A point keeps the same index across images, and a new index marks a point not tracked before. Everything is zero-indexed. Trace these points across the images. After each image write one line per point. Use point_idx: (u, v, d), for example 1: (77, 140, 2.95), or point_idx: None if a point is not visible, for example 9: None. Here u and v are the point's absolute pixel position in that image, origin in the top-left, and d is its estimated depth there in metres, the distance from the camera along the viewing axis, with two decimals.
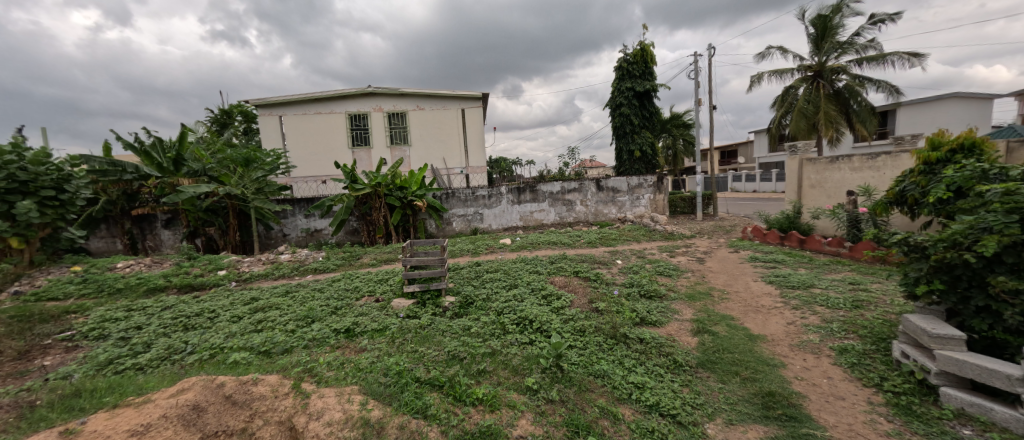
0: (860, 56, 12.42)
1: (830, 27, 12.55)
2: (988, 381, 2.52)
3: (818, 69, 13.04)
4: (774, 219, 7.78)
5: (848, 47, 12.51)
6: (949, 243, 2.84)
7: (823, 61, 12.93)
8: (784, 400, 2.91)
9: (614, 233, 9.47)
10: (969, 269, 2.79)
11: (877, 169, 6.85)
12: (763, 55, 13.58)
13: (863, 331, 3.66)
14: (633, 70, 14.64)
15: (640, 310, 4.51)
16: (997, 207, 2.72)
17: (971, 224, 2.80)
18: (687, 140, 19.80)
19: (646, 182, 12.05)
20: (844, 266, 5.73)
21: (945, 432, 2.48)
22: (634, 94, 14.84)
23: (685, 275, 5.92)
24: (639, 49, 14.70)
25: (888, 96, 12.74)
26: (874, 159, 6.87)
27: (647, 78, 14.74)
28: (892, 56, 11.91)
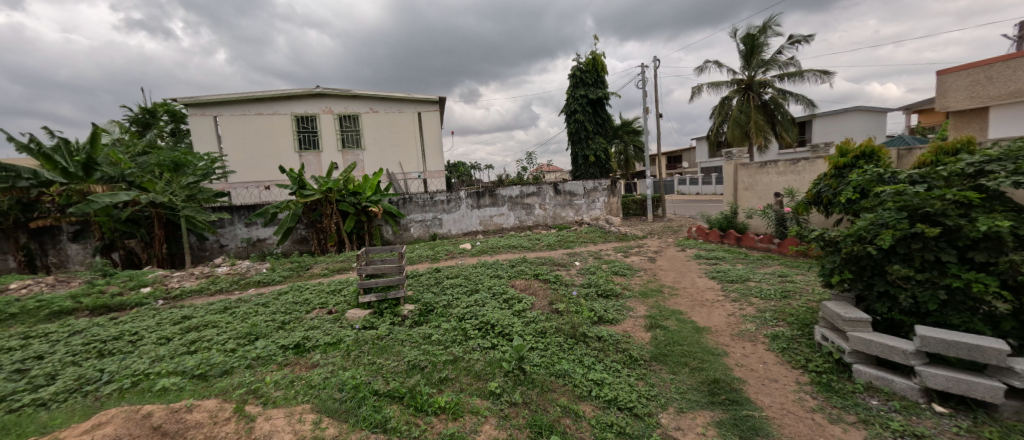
0: (782, 72, 13.70)
1: (757, 45, 13.74)
2: (890, 356, 2.87)
3: (748, 82, 14.20)
4: (715, 219, 8.38)
5: (772, 64, 13.75)
6: (855, 238, 3.24)
7: (753, 75, 14.09)
8: (727, 385, 3.16)
9: (572, 235, 9.76)
10: (872, 260, 3.20)
11: (798, 173, 7.54)
12: (701, 69, 14.57)
13: (791, 318, 4.06)
14: (586, 78, 15.22)
15: (597, 309, 4.69)
16: (891, 205, 3.12)
17: (872, 220, 3.19)
18: (637, 146, 20.80)
19: (600, 186, 12.53)
20: (774, 260, 6.31)
21: (858, 403, 2.81)
22: (588, 101, 15.37)
23: (638, 274, 6.23)
24: (591, 58, 15.24)
25: (805, 109, 14.15)
26: (795, 164, 7.57)
27: (599, 86, 15.32)
28: (807, 73, 13.25)
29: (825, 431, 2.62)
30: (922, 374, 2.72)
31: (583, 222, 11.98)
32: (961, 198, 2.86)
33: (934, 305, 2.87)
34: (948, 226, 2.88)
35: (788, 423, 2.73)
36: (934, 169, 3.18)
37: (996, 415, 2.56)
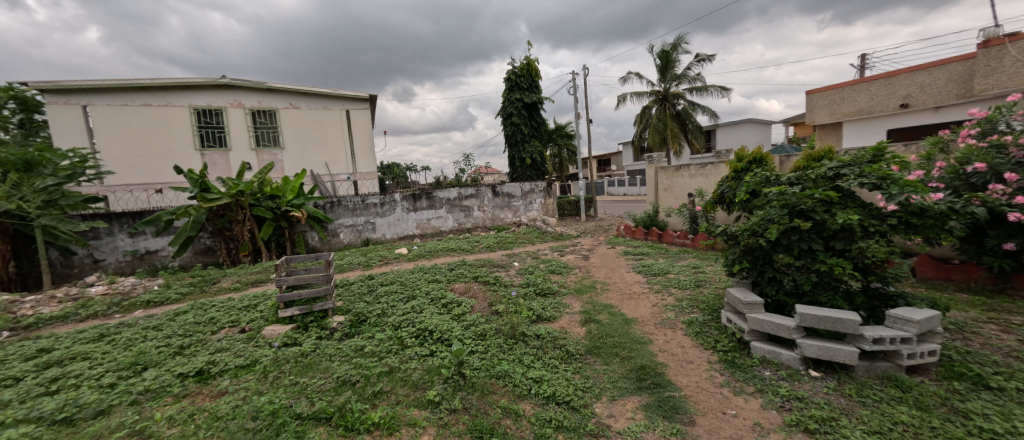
0: (691, 86, 15.20)
1: (671, 60, 15.10)
2: (778, 332, 3.35)
3: (664, 93, 15.52)
4: (640, 218, 9.07)
5: (683, 78, 15.18)
6: (750, 232, 3.72)
7: (668, 87, 15.43)
8: (652, 371, 3.45)
9: (511, 236, 9.95)
10: (763, 250, 3.72)
11: (706, 175, 8.43)
12: (625, 79, 15.63)
13: (703, 305, 4.55)
14: (521, 83, 15.58)
15: (535, 308, 4.84)
16: (776, 203, 3.63)
17: (762, 217, 3.69)
18: (570, 150, 21.74)
19: (537, 188, 12.92)
20: (689, 253, 7.01)
21: (755, 375, 3.25)
22: (523, 105, 15.75)
23: (573, 271, 6.53)
24: (525, 63, 15.63)
25: (710, 119, 15.82)
26: (704, 168, 8.45)
27: (533, 91, 15.79)
28: (711, 88, 14.84)
29: (731, 403, 2.99)
30: (801, 345, 3.20)
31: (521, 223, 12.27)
32: (824, 197, 3.43)
33: (810, 286, 3.42)
34: (817, 220, 3.44)
35: (702, 399, 3.07)
36: (805, 172, 3.77)
37: (854, 373, 3.11)
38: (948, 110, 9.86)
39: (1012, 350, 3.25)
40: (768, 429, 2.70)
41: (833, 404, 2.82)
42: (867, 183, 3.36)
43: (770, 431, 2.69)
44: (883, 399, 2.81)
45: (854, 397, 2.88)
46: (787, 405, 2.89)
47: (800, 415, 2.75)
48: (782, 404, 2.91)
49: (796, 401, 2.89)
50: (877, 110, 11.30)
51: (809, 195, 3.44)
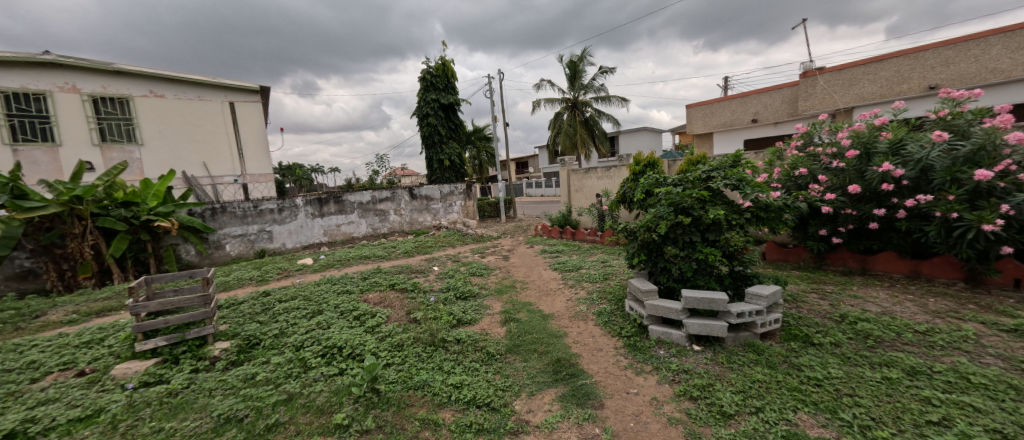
0: (597, 96, 16.46)
1: (578, 70, 16.20)
2: (669, 315, 3.82)
3: (573, 101, 16.55)
4: (556, 218, 9.57)
5: (589, 88, 16.37)
6: (646, 228, 4.18)
7: (577, 95, 16.51)
8: (567, 362, 3.68)
9: (431, 239, 9.78)
10: (655, 243, 4.22)
11: (612, 177, 9.21)
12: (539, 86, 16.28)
13: (610, 295, 4.98)
14: (436, 83, 15.38)
15: (455, 311, 4.85)
16: (665, 202, 4.13)
17: (654, 214, 4.17)
18: (489, 152, 22.01)
19: (456, 190, 12.90)
20: (599, 249, 7.60)
21: (652, 355, 3.67)
22: (440, 105, 15.59)
23: (494, 272, 6.66)
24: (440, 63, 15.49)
25: (613, 126, 17.28)
26: (609, 170, 9.23)
27: (449, 92, 15.73)
28: (613, 98, 16.23)
29: (634, 382, 3.35)
30: (685, 324, 3.70)
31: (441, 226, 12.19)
32: (699, 195, 3.97)
33: (691, 273, 3.98)
34: (694, 216, 3.97)
35: (609, 382, 3.38)
36: (685, 174, 4.31)
37: (725, 343, 3.68)
38: (785, 125, 12.81)
39: (828, 312, 4.14)
40: (662, 402, 3.08)
41: (711, 372, 3.32)
42: (730, 184, 3.96)
43: (664, 402, 3.07)
44: (746, 362, 3.39)
45: (725, 364, 3.41)
46: (676, 378, 3.33)
47: (687, 385, 3.19)
48: (673, 377, 3.33)
49: (684, 374, 3.34)
50: (738, 124, 13.91)
51: (688, 195, 3.95)
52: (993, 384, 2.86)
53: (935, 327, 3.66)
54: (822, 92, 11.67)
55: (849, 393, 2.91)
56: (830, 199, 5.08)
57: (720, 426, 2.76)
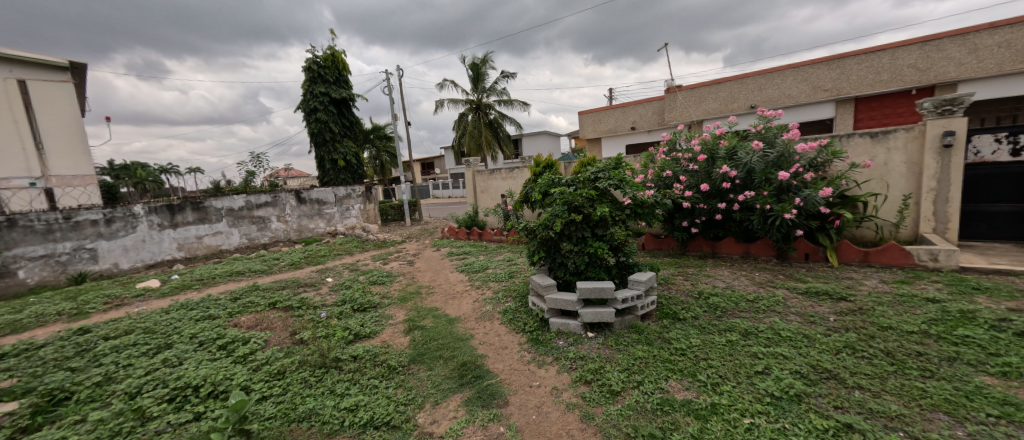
0: (500, 99, 16.85)
1: (481, 73, 16.43)
2: (566, 307, 4.06)
3: (477, 103, 16.70)
4: (462, 219, 9.56)
5: (492, 91, 16.70)
6: (545, 226, 4.37)
7: (480, 98, 16.70)
8: (473, 365, 3.66)
9: (324, 248, 9.04)
10: (553, 241, 4.45)
11: (515, 178, 9.50)
12: (441, 85, 16.11)
13: (515, 293, 5.14)
14: (325, 75, 14.18)
15: (350, 325, 4.52)
16: (560, 202, 4.35)
17: (550, 214, 4.38)
18: (390, 153, 20.88)
19: (354, 193, 12.26)
20: (506, 248, 7.79)
21: (552, 347, 3.86)
22: (330, 100, 14.35)
23: (397, 279, 6.37)
24: (330, 55, 14.33)
25: (516, 129, 17.80)
26: (513, 171, 9.49)
27: (341, 85, 14.70)
28: (515, 102, 16.77)
29: (536, 375, 3.49)
30: (580, 314, 3.95)
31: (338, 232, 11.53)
32: (588, 194, 4.29)
33: (584, 266, 4.29)
34: (585, 213, 4.26)
35: (514, 379, 3.46)
36: (577, 174, 4.60)
37: (612, 327, 4.01)
38: (655, 133, 15.08)
39: (690, 290, 4.82)
40: (561, 390, 3.25)
41: (602, 356, 3.59)
42: (612, 184, 4.34)
43: (563, 390, 3.25)
44: (630, 342, 3.74)
45: (613, 346, 3.72)
46: (573, 365, 3.54)
47: (582, 371, 3.42)
48: (571, 365, 3.55)
49: (580, 361, 3.57)
50: (619, 131, 15.89)
51: (578, 194, 4.25)
52: (794, 336, 3.58)
53: (758, 296, 4.49)
54: (681, 106, 13.95)
55: (704, 357, 3.40)
56: (688, 196, 5.92)
57: (609, 404, 3.00)
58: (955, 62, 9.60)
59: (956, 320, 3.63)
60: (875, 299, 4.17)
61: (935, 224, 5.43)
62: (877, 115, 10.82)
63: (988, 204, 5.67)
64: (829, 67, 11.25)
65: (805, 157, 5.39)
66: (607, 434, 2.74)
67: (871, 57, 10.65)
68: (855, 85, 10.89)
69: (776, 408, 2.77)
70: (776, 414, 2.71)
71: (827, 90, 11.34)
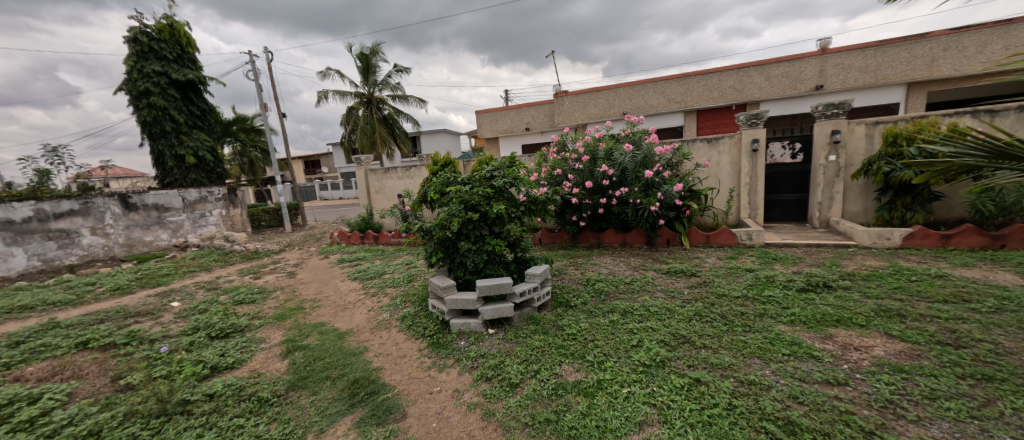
0: (394, 94, 16.03)
1: (371, 65, 15.45)
2: (466, 306, 3.95)
3: (368, 97, 15.66)
4: (354, 222, 8.88)
5: (384, 85, 15.79)
6: (441, 226, 4.20)
7: (371, 92, 15.67)
8: (366, 381, 3.34)
9: (167, 266, 7.51)
10: (451, 241, 4.32)
11: (412, 177, 9.10)
12: (323, 75, 14.69)
13: (414, 298, 4.91)
14: (161, 51, 10.19)
15: (205, 355, 3.75)
16: (457, 201, 4.21)
17: (446, 214, 4.22)
18: (262, 149, 16.01)
19: (211, 196, 10.73)
20: (404, 251, 7.44)
21: (453, 349, 3.73)
22: (172, 82, 10.39)
23: (273, 296, 5.60)
24: (165, 23, 10.30)
25: (413, 126, 17.14)
26: (410, 170, 9.09)
27: (186, 65, 10.79)
28: (411, 98, 16.13)
29: (436, 380, 3.32)
30: (480, 312, 3.87)
31: (190, 244, 9.93)
32: (484, 192, 4.24)
33: (482, 264, 4.27)
34: (481, 212, 4.22)
35: (412, 389, 3.25)
36: (473, 173, 4.50)
37: (512, 322, 4.03)
38: (546, 134, 15.95)
39: (580, 278, 5.11)
40: (463, 391, 3.13)
41: (502, 350, 3.56)
42: (507, 182, 4.36)
43: (464, 391, 3.13)
44: (528, 334, 3.78)
45: (513, 340, 3.72)
46: (475, 364, 3.45)
47: (483, 368, 3.33)
48: (472, 365, 3.45)
49: (481, 359, 3.49)
50: (513, 131, 16.41)
51: (475, 193, 4.18)
52: (661, 310, 4.00)
53: (633, 278, 4.96)
54: (568, 110, 14.88)
55: (592, 339, 3.57)
56: (575, 193, 6.25)
57: (509, 397, 2.97)
58: (757, 86, 12.19)
59: (763, 283, 4.46)
60: (714, 272, 4.94)
61: (749, 211, 6.77)
62: (711, 125, 13.11)
63: (778, 194, 7.12)
64: (680, 83, 13.12)
65: (664, 159, 6.19)
66: (508, 428, 2.69)
67: (709, 77, 12.72)
68: (699, 100, 12.92)
69: (647, 375, 3.02)
70: (646, 380, 2.96)
71: (678, 103, 13.27)
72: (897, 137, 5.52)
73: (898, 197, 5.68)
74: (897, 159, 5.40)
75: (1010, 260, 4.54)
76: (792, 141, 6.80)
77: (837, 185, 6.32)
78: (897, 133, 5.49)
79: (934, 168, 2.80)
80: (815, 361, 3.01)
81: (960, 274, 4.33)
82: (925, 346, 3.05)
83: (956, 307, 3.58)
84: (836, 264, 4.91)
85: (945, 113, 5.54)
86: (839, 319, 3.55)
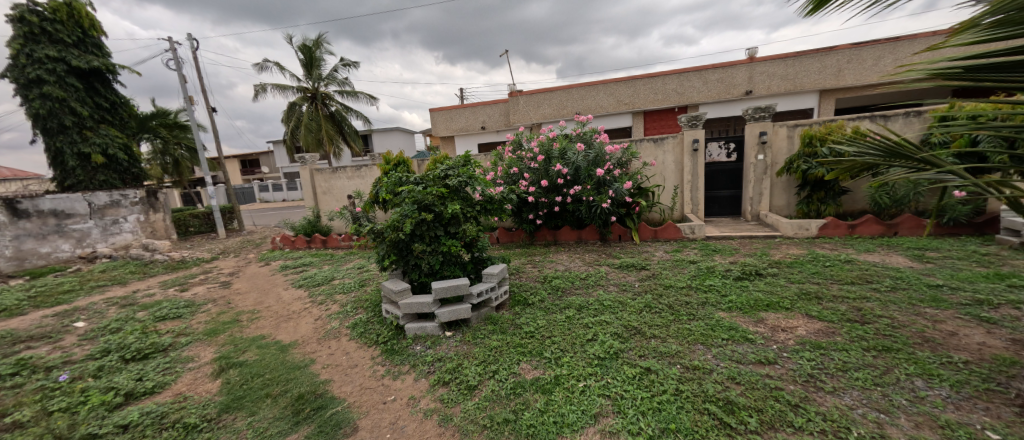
0: (341, 89, 15.29)
1: (314, 58, 14.62)
2: (422, 309, 3.81)
3: (313, 92, 14.83)
4: (299, 226, 8.36)
5: (330, 80, 15.01)
6: (394, 228, 4.03)
7: (316, 86, 14.85)
8: (312, 396, 3.11)
9: (69, 282, 6.60)
10: (404, 243, 4.15)
11: (362, 177, 8.72)
12: (261, 68, 13.70)
13: (366, 303, 4.68)
14: (58, 33, 8.94)
15: (116, 382, 3.32)
16: (410, 201, 4.05)
17: (398, 215, 4.05)
18: (189, 147, 14.62)
19: (127, 199, 9.65)
20: (354, 255, 7.11)
21: (408, 354, 3.58)
22: (72, 70, 9.18)
23: (204, 310, 5.11)
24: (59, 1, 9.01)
25: (364, 123, 16.45)
26: (360, 170, 8.70)
27: (88, 51, 9.53)
28: (360, 94, 15.48)
29: (390, 389, 3.16)
30: (438, 314, 3.76)
31: (99, 255, 8.77)
32: (439, 192, 4.12)
33: (439, 265, 4.15)
34: (436, 212, 4.09)
35: (364, 400, 3.07)
36: (427, 172, 4.36)
37: (470, 323, 3.94)
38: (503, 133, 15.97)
39: (537, 276, 5.12)
40: (419, 398, 3.01)
41: (460, 353, 3.47)
42: (462, 181, 4.26)
43: (420, 398, 3.02)
44: (486, 334, 3.71)
45: (471, 341, 3.64)
46: (431, 369, 3.34)
47: (440, 373, 3.23)
48: (429, 369, 3.33)
49: (438, 363, 3.38)
50: (469, 130, 16.26)
51: (429, 192, 4.04)
52: (613, 304, 4.10)
53: (588, 274, 5.05)
54: (523, 109, 14.98)
55: (549, 335, 3.58)
56: (531, 191, 6.29)
57: (466, 400, 2.89)
58: (697, 89, 12.96)
59: (704, 273, 4.72)
60: (663, 265, 5.16)
61: (692, 207, 7.16)
62: (657, 126, 13.75)
63: (718, 190, 7.56)
64: (628, 86, 13.62)
65: (615, 158, 6.37)
66: (466, 431, 2.62)
67: (654, 81, 13.33)
68: (647, 102, 13.51)
69: (602, 367, 3.07)
70: (601, 373, 3.00)
71: (627, 104, 13.78)
72: (812, 138, 6.08)
73: (813, 192, 6.24)
74: (813, 157, 5.96)
75: (904, 245, 5.15)
76: (728, 141, 7.28)
77: (765, 182, 6.87)
78: (812, 135, 6.07)
79: (842, 166, 2.90)
80: (749, 343, 3.21)
81: (864, 258, 4.85)
82: (838, 324, 3.35)
83: (861, 287, 3.99)
84: (765, 253, 5.31)
85: (849, 117, 6.17)
86: (769, 304, 3.82)
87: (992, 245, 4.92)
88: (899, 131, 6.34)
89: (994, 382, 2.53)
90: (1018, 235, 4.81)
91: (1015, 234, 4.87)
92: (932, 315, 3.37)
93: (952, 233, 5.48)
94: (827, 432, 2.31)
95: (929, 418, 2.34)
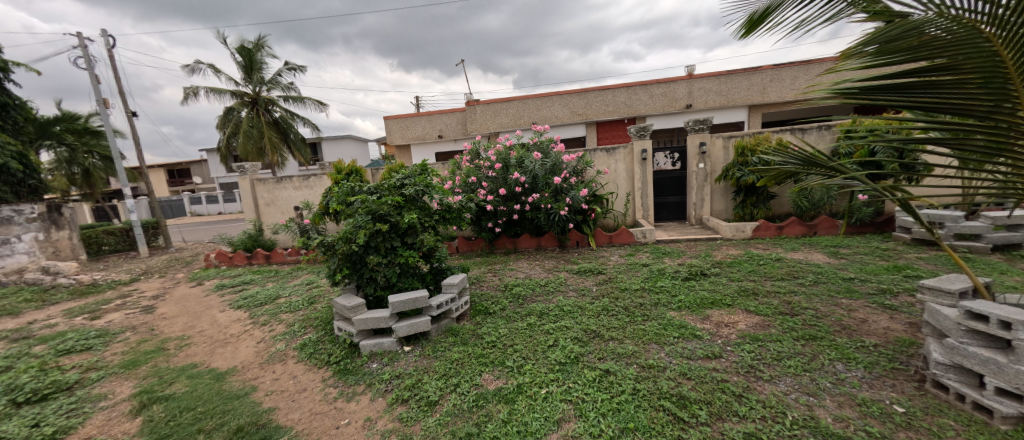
0: (286, 94, 14.48)
1: (255, 61, 13.75)
2: (377, 324, 3.62)
3: (253, 97, 13.94)
4: (238, 241, 7.73)
5: (273, 84, 14.19)
6: (345, 239, 3.80)
7: (257, 91, 13.99)
8: (253, 427, 2.82)
9: None
10: (357, 255, 3.93)
11: (311, 187, 8.25)
12: (192, 70, 12.68)
13: (316, 322, 4.36)
14: None
15: (5, 430, 2.82)
16: (363, 212, 3.85)
17: (350, 226, 3.83)
18: (104, 155, 13.09)
19: (22, 214, 8.57)
20: (301, 270, 6.65)
21: (363, 373, 3.37)
22: None
23: (122, 339, 4.53)
24: None
25: (312, 131, 15.67)
26: (307, 179, 8.22)
27: None
28: (307, 100, 14.75)
29: (343, 412, 2.94)
30: (394, 329, 3.58)
31: None
32: (394, 201, 3.95)
33: (395, 278, 3.97)
34: (392, 222, 3.92)
35: (314, 427, 2.83)
36: (381, 181, 4.18)
37: (430, 336, 3.80)
38: (460, 142, 15.85)
39: (496, 285, 5.06)
40: (376, 419, 2.83)
41: (419, 368, 3.32)
42: (419, 190, 4.12)
43: (377, 418, 2.83)
44: (447, 347, 3.58)
45: (431, 355, 3.49)
46: (389, 387, 3.16)
47: (398, 390, 3.07)
48: (386, 387, 3.15)
49: (396, 380, 3.21)
50: (426, 138, 15.95)
51: (384, 202, 3.86)
52: (572, 309, 4.13)
53: (546, 281, 5.06)
54: (480, 118, 14.95)
55: (511, 344, 3.52)
56: (489, 200, 6.24)
57: (427, 417, 2.75)
58: (644, 102, 13.63)
59: (657, 275, 4.90)
60: (618, 269, 5.30)
61: (643, 212, 7.43)
62: (608, 136, 14.28)
63: (665, 197, 7.93)
64: (580, 97, 14.05)
65: (569, 166, 6.49)
66: None
67: (606, 93, 13.83)
68: (599, 113, 14.00)
69: (563, 372, 3.05)
70: (563, 378, 2.99)
71: (580, 115, 14.20)
72: (744, 148, 6.56)
73: (747, 197, 6.72)
74: (745, 166, 6.43)
75: (823, 243, 5.66)
76: (673, 151, 7.65)
77: (706, 188, 7.30)
78: (744, 146, 6.53)
79: (770, 173, 3.14)
80: (697, 340, 3.34)
81: (792, 256, 5.27)
82: (773, 317, 3.58)
83: (790, 282, 4.32)
84: (709, 254, 5.61)
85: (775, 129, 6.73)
86: (714, 301, 4.03)
87: (891, 241, 5.52)
88: (815, 142, 7.00)
89: (899, 361, 2.79)
90: (910, 231, 5.44)
91: (907, 231, 5.51)
92: (848, 305, 3.70)
93: (860, 231, 6.08)
94: (767, 419, 2.41)
95: (849, 398, 2.53)
